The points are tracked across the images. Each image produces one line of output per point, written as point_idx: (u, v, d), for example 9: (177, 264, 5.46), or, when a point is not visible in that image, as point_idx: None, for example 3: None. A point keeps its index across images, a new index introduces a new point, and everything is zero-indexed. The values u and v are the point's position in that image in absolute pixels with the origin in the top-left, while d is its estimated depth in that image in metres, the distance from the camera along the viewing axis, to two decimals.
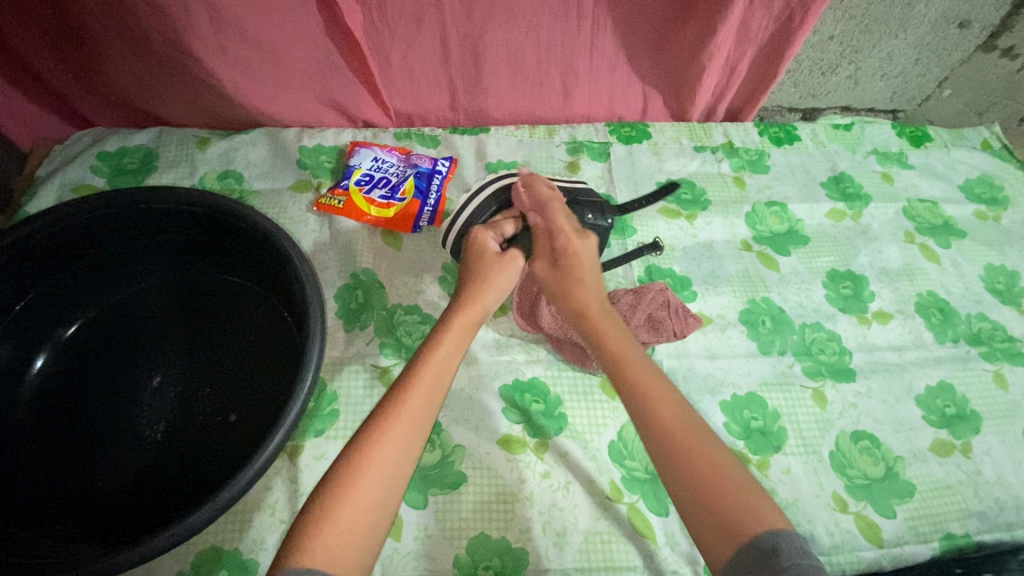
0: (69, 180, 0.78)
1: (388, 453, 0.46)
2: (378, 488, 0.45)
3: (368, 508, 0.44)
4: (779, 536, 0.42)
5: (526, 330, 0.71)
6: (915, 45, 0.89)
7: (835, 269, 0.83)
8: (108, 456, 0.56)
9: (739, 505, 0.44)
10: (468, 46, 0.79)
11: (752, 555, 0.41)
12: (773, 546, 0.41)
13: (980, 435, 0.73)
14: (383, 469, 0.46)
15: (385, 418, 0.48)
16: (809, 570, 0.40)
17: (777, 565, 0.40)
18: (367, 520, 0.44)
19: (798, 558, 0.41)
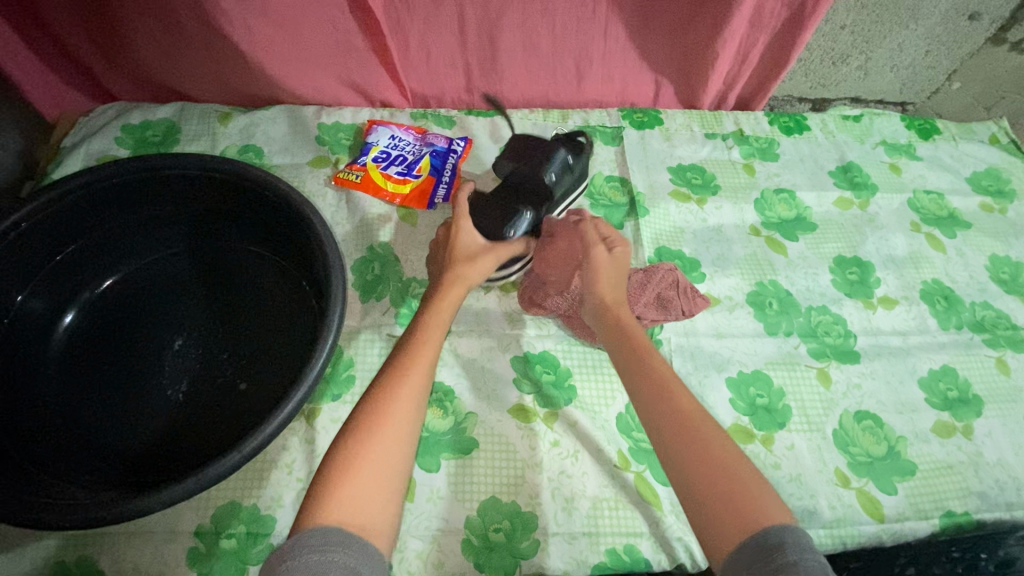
0: (96, 150, 0.80)
1: (400, 418, 0.49)
2: (394, 453, 0.47)
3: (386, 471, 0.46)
4: (784, 531, 0.42)
5: (535, 313, 0.72)
6: (925, 36, 0.90)
7: (842, 255, 0.85)
8: (133, 412, 0.58)
9: (744, 502, 0.45)
10: (485, 28, 0.81)
11: (757, 550, 0.41)
12: (779, 541, 0.41)
13: (982, 418, 0.74)
14: (399, 434, 0.48)
15: (395, 385, 0.51)
16: (814, 565, 0.39)
17: (785, 561, 0.40)
18: (385, 483, 0.46)
19: (805, 555, 0.40)
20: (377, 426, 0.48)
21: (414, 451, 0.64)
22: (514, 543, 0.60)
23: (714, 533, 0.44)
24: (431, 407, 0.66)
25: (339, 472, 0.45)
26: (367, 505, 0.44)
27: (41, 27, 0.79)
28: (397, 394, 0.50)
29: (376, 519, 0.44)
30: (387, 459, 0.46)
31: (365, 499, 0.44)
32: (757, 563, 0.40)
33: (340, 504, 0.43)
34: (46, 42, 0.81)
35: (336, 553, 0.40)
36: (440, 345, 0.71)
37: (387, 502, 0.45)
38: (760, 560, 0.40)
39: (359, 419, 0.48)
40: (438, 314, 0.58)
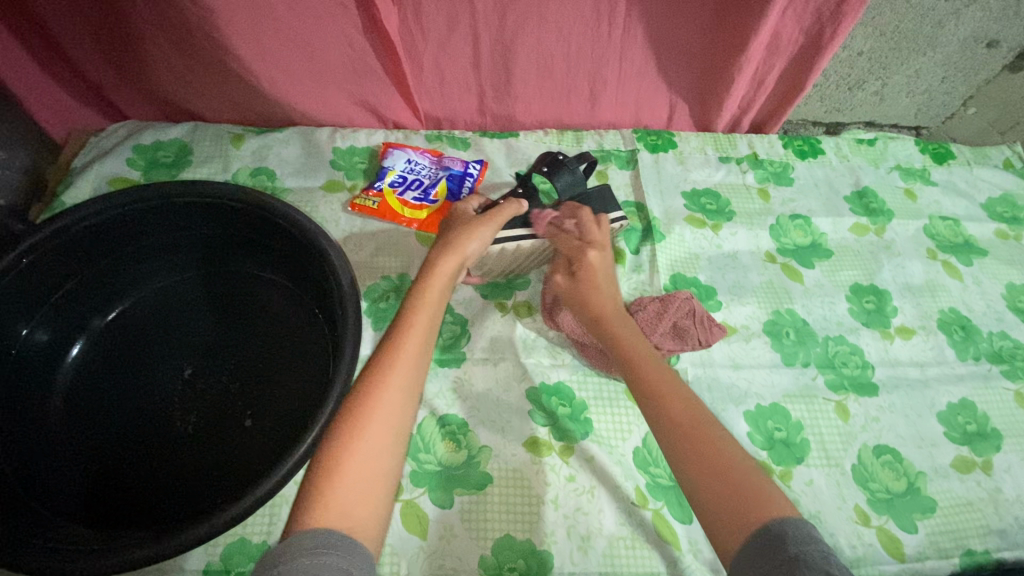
0: (108, 172, 0.79)
1: (387, 417, 0.47)
2: (380, 455, 0.46)
3: (375, 471, 0.45)
4: (787, 523, 0.42)
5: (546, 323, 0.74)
6: (942, 63, 0.89)
7: (858, 283, 0.84)
8: (139, 446, 0.57)
9: (750, 497, 0.44)
10: (500, 52, 0.80)
11: (762, 545, 0.41)
12: (780, 535, 0.41)
13: (1002, 453, 0.73)
14: (387, 433, 0.47)
15: (387, 379, 0.49)
16: (817, 557, 0.39)
17: (787, 553, 0.40)
18: (375, 484, 0.45)
19: (806, 546, 0.40)
20: (366, 421, 0.46)
21: (427, 486, 0.63)
22: None
23: (723, 528, 0.44)
24: (444, 440, 0.65)
25: (324, 473, 0.44)
26: (355, 507, 0.43)
27: (54, 46, 0.78)
28: (382, 391, 0.48)
29: (364, 520, 0.43)
30: (376, 461, 0.45)
31: (351, 502, 0.43)
32: (763, 557, 0.40)
33: (327, 507, 0.42)
34: (58, 61, 0.80)
35: (328, 557, 0.39)
36: (455, 375, 0.70)
37: (377, 502, 0.44)
38: (765, 553, 0.40)
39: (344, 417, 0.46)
40: (431, 299, 0.55)
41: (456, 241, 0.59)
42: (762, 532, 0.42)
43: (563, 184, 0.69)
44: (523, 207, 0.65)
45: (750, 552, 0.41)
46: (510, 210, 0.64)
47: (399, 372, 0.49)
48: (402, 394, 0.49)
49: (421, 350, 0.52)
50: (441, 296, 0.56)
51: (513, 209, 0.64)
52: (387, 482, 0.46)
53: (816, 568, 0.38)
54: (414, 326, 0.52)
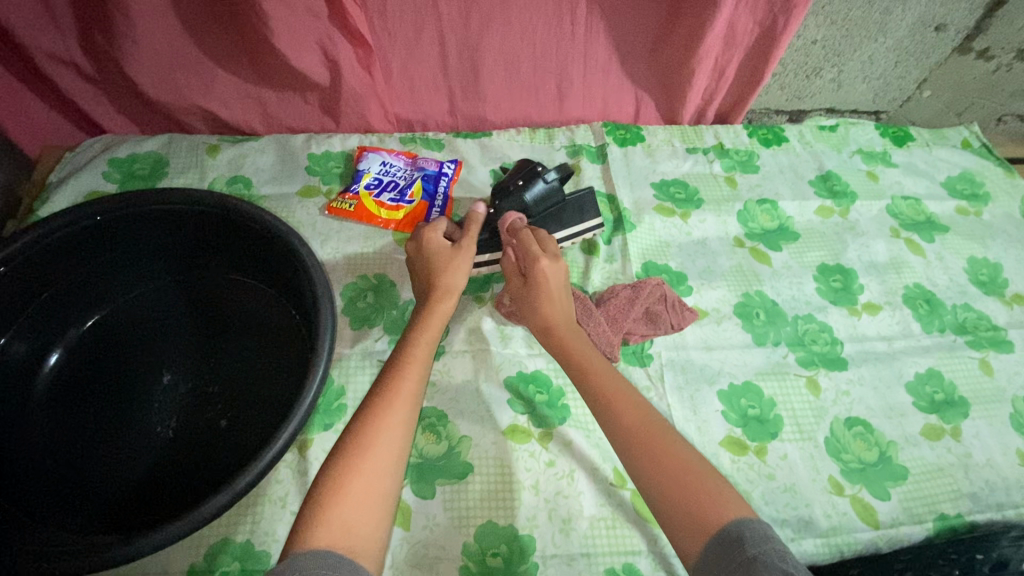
0: (83, 186, 0.79)
1: (390, 442, 0.48)
2: (379, 477, 0.46)
3: (376, 494, 0.46)
4: (744, 524, 0.43)
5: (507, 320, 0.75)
6: (894, 48, 0.93)
7: (825, 263, 0.86)
8: (122, 451, 0.57)
9: (706, 500, 0.45)
10: (467, 54, 0.82)
11: (721, 547, 0.42)
12: (738, 535, 0.42)
13: (970, 419, 0.75)
14: (390, 456, 0.48)
15: (384, 406, 0.50)
16: (774, 556, 0.40)
17: (747, 555, 0.40)
18: (376, 506, 0.45)
19: (764, 545, 0.41)
20: (367, 448, 0.47)
21: (408, 478, 0.64)
22: (512, 567, 0.60)
23: (682, 537, 0.44)
24: (424, 432, 0.67)
25: (328, 490, 0.45)
26: (356, 525, 0.43)
27: (26, 65, 0.79)
28: (387, 411, 0.50)
29: (364, 541, 0.43)
30: (377, 484, 0.46)
31: (351, 520, 0.43)
32: (723, 562, 0.41)
33: (327, 527, 0.42)
34: (33, 79, 0.81)
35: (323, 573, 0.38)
36: (435, 368, 0.71)
37: (375, 522, 0.45)
38: (725, 557, 0.41)
39: (345, 442, 0.48)
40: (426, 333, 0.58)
41: (443, 282, 0.64)
42: (721, 535, 0.42)
43: (531, 196, 0.74)
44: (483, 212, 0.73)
45: (708, 557, 0.42)
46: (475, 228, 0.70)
47: (401, 399, 0.51)
48: (404, 420, 0.50)
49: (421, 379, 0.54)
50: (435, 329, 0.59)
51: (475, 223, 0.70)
52: (387, 504, 0.46)
53: (773, 567, 0.39)
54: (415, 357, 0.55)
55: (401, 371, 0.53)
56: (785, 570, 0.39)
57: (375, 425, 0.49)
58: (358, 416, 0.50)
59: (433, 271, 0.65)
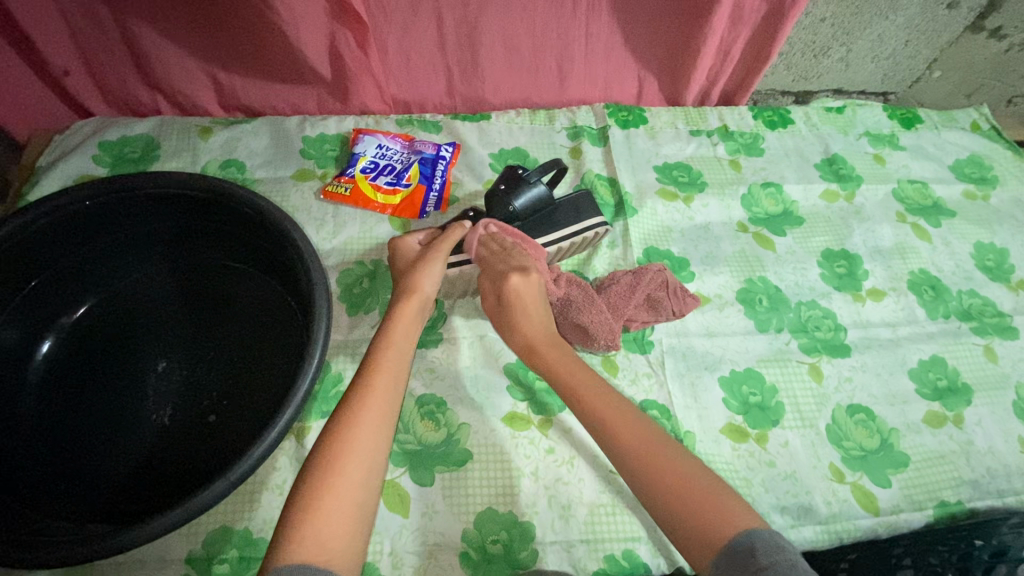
0: (74, 170, 0.78)
1: (364, 449, 0.46)
2: (355, 489, 0.44)
3: (353, 500, 0.44)
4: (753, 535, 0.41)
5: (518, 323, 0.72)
6: (905, 27, 0.90)
7: (829, 248, 0.85)
8: (116, 439, 0.57)
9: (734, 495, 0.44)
10: (465, 32, 0.80)
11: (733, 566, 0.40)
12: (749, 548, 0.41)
13: (972, 406, 0.74)
14: (364, 464, 0.45)
15: (358, 415, 0.47)
16: (785, 565, 0.39)
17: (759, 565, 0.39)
18: (353, 515, 0.43)
19: (775, 555, 0.40)
20: (341, 461, 0.45)
21: (407, 465, 0.63)
22: (511, 554, 0.60)
23: None
24: (423, 419, 0.66)
25: (304, 504, 0.42)
26: (332, 539, 0.41)
27: (16, 45, 0.77)
28: (360, 420, 0.47)
29: (342, 550, 0.41)
30: (352, 494, 0.44)
31: (328, 534, 0.41)
32: (732, 575, 0.40)
33: (305, 542, 0.40)
34: (20, 60, 0.79)
35: None
36: (433, 355, 0.70)
37: (353, 533, 0.42)
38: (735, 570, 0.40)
39: (319, 454, 0.45)
40: (397, 338, 0.55)
41: (411, 282, 0.60)
42: (728, 551, 0.41)
43: (521, 202, 0.69)
44: (468, 228, 0.68)
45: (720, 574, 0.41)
46: (454, 237, 0.66)
47: (373, 406, 0.48)
48: (378, 425, 0.48)
49: (393, 384, 0.51)
50: (406, 334, 0.56)
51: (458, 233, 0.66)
52: (364, 512, 0.44)
53: None
54: (386, 361, 0.52)
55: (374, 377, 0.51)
56: None
57: (346, 435, 0.46)
58: (329, 424, 0.47)
59: (412, 271, 0.62)
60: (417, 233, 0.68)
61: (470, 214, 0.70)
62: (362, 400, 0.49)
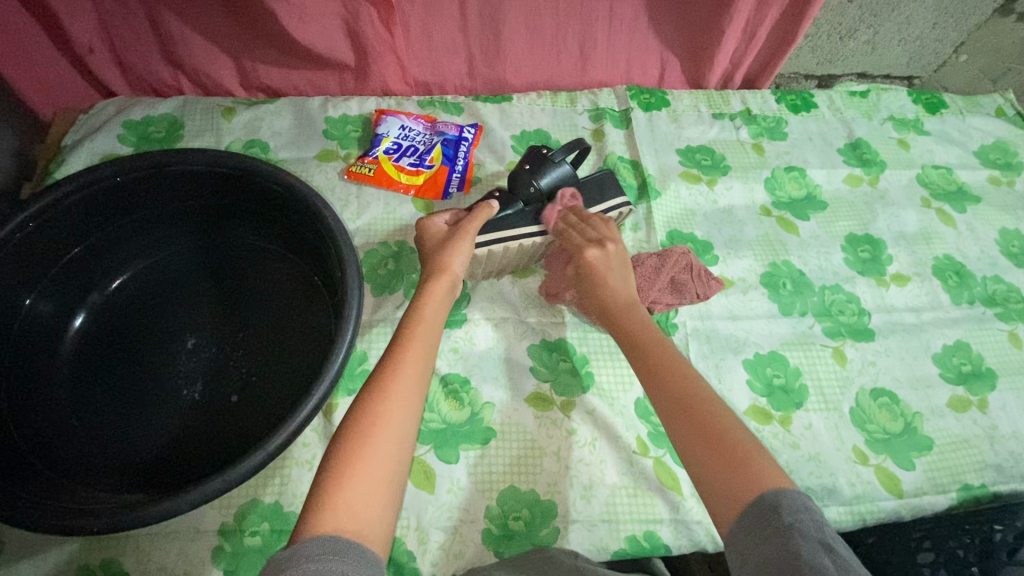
0: (99, 149, 0.78)
1: (393, 423, 0.46)
2: (385, 461, 0.44)
3: (383, 473, 0.44)
4: (781, 493, 0.42)
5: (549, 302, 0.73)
6: (933, 8, 0.89)
7: (853, 233, 0.84)
8: (150, 413, 0.57)
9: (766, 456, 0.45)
10: (489, 12, 0.80)
11: (756, 518, 0.41)
12: (774, 503, 0.41)
13: (997, 392, 0.74)
14: (392, 441, 0.45)
15: (387, 390, 0.48)
16: (810, 526, 0.39)
17: (781, 522, 0.40)
18: (383, 487, 0.43)
19: (801, 514, 0.40)
20: (370, 435, 0.45)
21: (432, 443, 0.64)
22: (534, 531, 0.61)
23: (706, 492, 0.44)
24: (447, 399, 0.67)
25: (335, 476, 0.42)
26: (363, 509, 0.41)
27: (41, 23, 0.77)
28: (390, 397, 0.47)
29: (371, 523, 0.41)
30: (382, 468, 0.43)
31: (357, 506, 0.41)
32: (757, 533, 0.40)
33: (336, 511, 0.40)
34: (44, 38, 0.79)
35: (335, 563, 0.37)
36: (457, 335, 0.71)
37: (382, 505, 0.42)
38: (758, 525, 0.40)
39: (349, 427, 0.45)
40: (427, 318, 0.55)
41: (440, 262, 0.60)
42: (755, 506, 0.42)
43: (547, 180, 0.68)
44: (496, 208, 0.67)
45: (744, 524, 0.41)
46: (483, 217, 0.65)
47: (402, 384, 0.48)
48: (407, 403, 0.47)
49: (423, 363, 0.51)
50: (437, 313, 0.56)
51: (486, 213, 0.65)
52: (393, 488, 0.44)
53: (809, 535, 0.39)
54: (416, 338, 0.52)
55: (402, 355, 0.50)
56: (821, 539, 0.39)
57: (376, 409, 0.46)
58: (358, 399, 0.48)
59: (441, 252, 0.62)
60: (441, 214, 0.68)
61: (496, 193, 0.69)
62: (391, 376, 0.48)
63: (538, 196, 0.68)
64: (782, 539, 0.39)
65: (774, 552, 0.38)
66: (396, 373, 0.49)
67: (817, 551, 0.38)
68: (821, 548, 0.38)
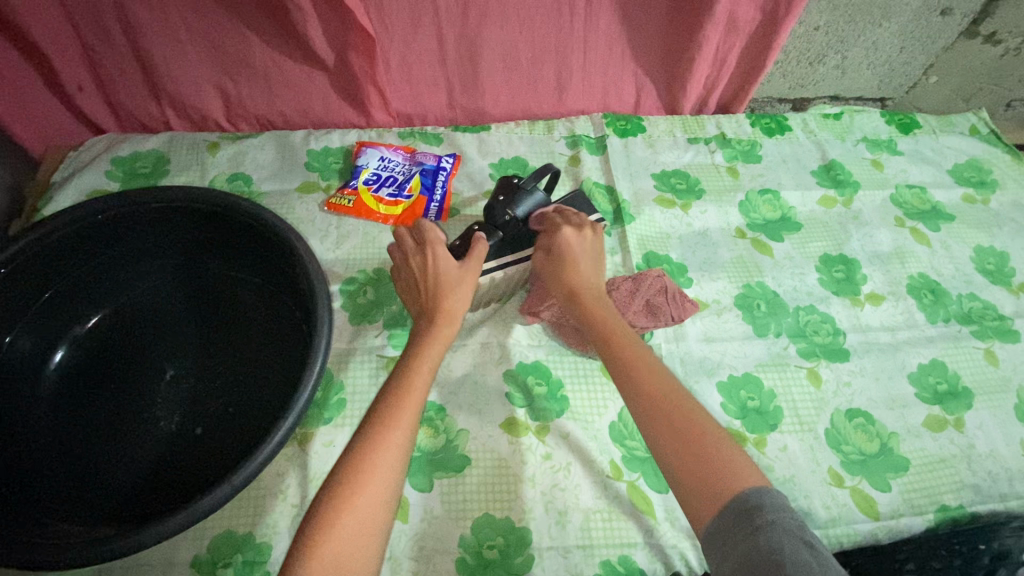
0: (87, 185, 0.80)
1: (385, 469, 0.45)
2: (372, 509, 0.44)
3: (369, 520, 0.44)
4: (762, 492, 0.43)
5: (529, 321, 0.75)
6: (899, 34, 0.91)
7: (827, 253, 0.85)
8: (128, 445, 0.59)
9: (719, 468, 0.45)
10: (468, 45, 0.83)
11: (735, 520, 0.42)
12: (757, 503, 0.42)
13: (974, 410, 0.74)
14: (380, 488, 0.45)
15: (380, 435, 0.46)
16: (790, 524, 0.41)
17: (758, 523, 0.41)
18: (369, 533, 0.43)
19: (780, 512, 0.42)
20: (360, 484, 0.44)
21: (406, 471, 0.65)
22: (508, 559, 0.61)
23: None
24: (422, 426, 0.67)
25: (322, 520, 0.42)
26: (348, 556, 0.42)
27: (34, 64, 0.81)
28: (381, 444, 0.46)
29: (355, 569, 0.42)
30: (369, 515, 0.44)
31: (343, 552, 0.42)
32: (735, 530, 0.42)
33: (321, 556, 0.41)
34: (36, 79, 0.83)
35: None
36: None
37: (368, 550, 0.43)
38: (735, 526, 0.42)
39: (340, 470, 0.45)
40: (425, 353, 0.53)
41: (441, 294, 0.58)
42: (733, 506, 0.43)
43: (522, 210, 0.69)
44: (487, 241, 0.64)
45: (721, 526, 0.42)
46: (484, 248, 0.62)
47: (396, 430, 0.47)
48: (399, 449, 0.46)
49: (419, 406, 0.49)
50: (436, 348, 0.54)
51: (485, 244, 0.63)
52: (379, 533, 0.44)
53: (790, 533, 0.41)
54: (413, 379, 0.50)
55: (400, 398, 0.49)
56: (802, 536, 0.41)
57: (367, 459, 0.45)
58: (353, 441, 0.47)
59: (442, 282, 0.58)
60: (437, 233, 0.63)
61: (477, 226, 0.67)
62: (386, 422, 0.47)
63: (514, 224, 0.69)
64: (764, 538, 0.40)
65: (750, 553, 0.40)
66: (395, 413, 0.47)
67: (799, 547, 0.40)
68: (801, 542, 0.40)
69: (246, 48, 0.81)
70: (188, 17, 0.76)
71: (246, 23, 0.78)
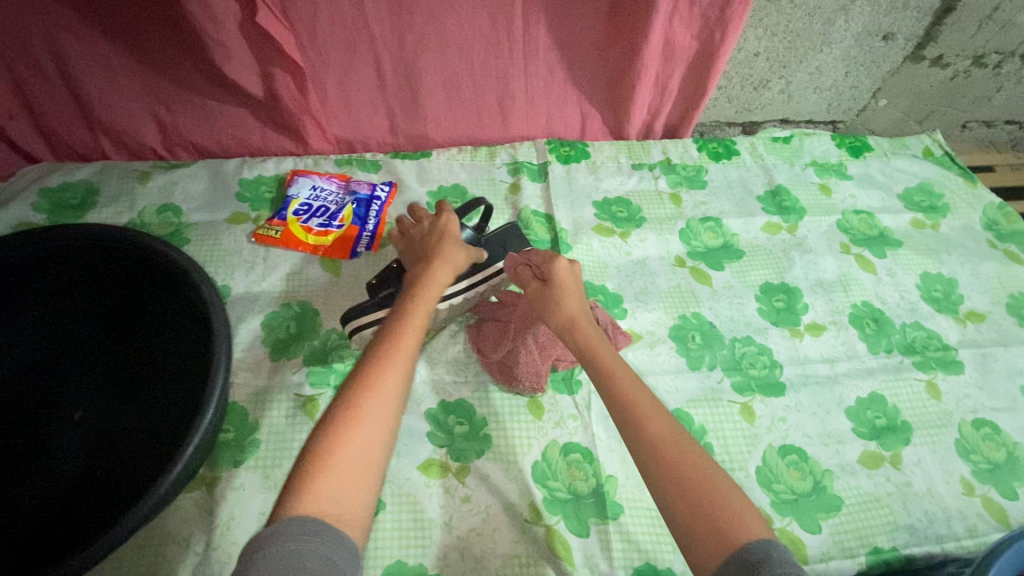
0: (13, 218, 0.79)
1: (384, 401, 0.46)
2: (374, 442, 0.44)
3: (370, 455, 0.44)
4: (769, 544, 0.39)
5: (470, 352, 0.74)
6: (842, 58, 0.91)
7: (768, 282, 0.84)
8: (25, 491, 0.58)
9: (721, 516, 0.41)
10: (404, 73, 0.82)
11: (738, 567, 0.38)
12: (762, 555, 0.38)
13: (912, 446, 0.72)
14: (382, 420, 0.45)
15: (381, 368, 0.48)
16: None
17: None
18: (366, 468, 0.43)
19: (788, 566, 0.38)
20: (362, 415, 0.45)
21: None
22: None
23: None
24: None
25: (320, 455, 0.42)
26: (344, 496, 0.41)
27: None
28: (384, 376, 0.47)
29: (352, 510, 0.41)
30: (368, 450, 0.44)
31: (341, 489, 0.41)
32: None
33: (317, 495, 0.40)
34: None
35: (313, 543, 0.37)
36: None
37: (364, 492, 0.42)
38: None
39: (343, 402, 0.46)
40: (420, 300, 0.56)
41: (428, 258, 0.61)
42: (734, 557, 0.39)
43: None
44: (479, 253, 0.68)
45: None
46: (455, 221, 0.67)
47: (397, 362, 0.49)
48: (399, 379, 0.48)
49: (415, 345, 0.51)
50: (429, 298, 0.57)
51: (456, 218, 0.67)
52: (375, 472, 0.44)
53: None
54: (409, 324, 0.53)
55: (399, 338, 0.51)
56: None
57: (367, 390, 0.46)
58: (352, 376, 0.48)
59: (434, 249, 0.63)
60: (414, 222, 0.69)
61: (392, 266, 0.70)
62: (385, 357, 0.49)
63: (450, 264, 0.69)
64: None
65: None
66: (391, 351, 0.49)
67: None
68: None
69: (176, 76, 0.80)
70: (116, 46, 0.76)
71: (176, 51, 0.77)
